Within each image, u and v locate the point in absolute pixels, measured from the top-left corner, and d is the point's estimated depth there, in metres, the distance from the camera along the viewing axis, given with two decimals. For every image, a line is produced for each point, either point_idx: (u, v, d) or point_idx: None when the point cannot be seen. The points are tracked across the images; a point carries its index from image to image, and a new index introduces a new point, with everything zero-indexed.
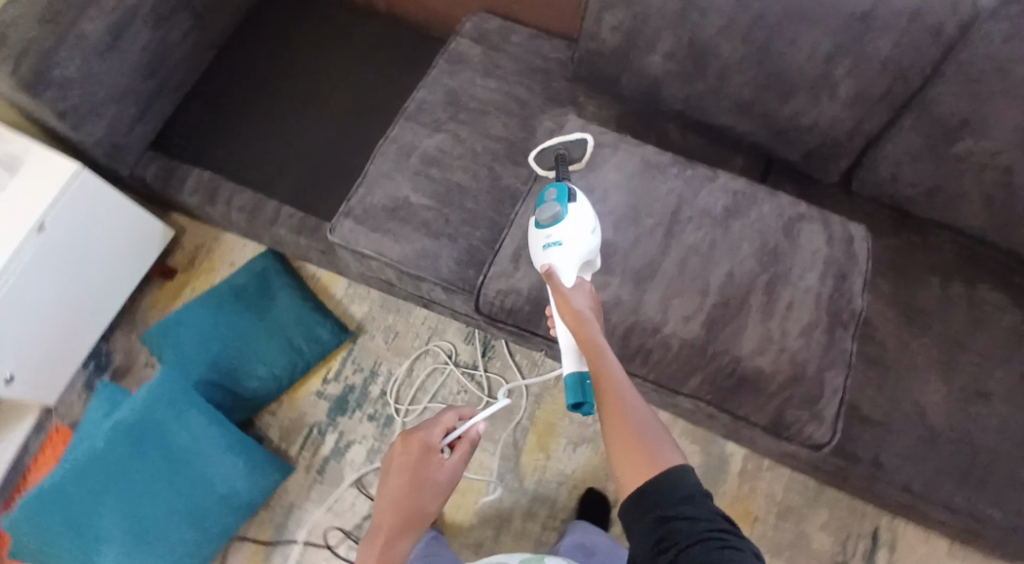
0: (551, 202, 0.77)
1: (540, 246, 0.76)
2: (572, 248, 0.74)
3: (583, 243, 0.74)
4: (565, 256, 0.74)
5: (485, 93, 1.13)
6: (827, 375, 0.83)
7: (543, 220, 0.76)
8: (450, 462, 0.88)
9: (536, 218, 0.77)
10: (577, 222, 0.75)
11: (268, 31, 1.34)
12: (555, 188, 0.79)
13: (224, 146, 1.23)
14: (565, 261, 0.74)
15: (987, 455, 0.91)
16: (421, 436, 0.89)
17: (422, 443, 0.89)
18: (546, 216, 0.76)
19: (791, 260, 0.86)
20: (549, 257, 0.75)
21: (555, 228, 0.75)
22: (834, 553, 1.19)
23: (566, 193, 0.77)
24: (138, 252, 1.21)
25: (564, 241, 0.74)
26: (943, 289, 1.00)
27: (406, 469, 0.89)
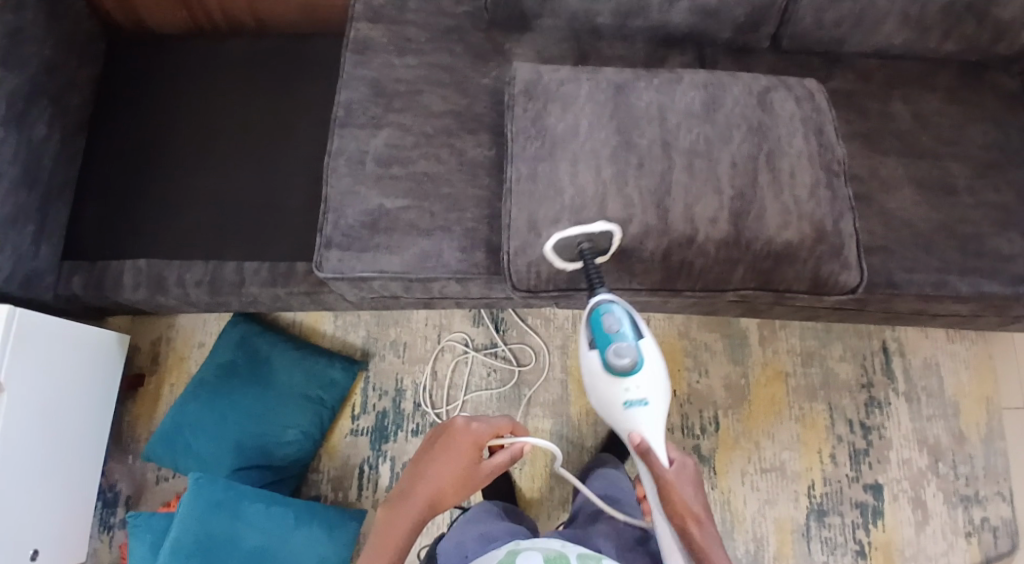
0: (620, 342, 0.82)
1: (621, 405, 0.84)
2: (657, 408, 0.83)
3: (661, 398, 0.84)
4: (650, 417, 0.83)
5: (409, 71, 1.06)
6: (843, 223, 0.88)
7: (620, 369, 0.82)
8: (491, 464, 0.87)
9: (609, 364, 0.82)
10: (649, 371, 0.84)
11: (135, 90, 1.19)
12: (619, 321, 0.82)
13: (144, 224, 1.11)
14: (654, 430, 0.84)
15: (971, 240, 1.02)
16: (475, 431, 0.86)
17: (473, 438, 0.86)
18: (624, 366, 0.82)
19: (777, 129, 0.90)
20: (638, 425, 0.84)
21: (635, 380, 0.83)
22: (858, 377, 1.33)
23: (635, 332, 0.83)
24: (102, 367, 1.09)
25: (647, 399, 0.83)
26: (887, 110, 1.09)
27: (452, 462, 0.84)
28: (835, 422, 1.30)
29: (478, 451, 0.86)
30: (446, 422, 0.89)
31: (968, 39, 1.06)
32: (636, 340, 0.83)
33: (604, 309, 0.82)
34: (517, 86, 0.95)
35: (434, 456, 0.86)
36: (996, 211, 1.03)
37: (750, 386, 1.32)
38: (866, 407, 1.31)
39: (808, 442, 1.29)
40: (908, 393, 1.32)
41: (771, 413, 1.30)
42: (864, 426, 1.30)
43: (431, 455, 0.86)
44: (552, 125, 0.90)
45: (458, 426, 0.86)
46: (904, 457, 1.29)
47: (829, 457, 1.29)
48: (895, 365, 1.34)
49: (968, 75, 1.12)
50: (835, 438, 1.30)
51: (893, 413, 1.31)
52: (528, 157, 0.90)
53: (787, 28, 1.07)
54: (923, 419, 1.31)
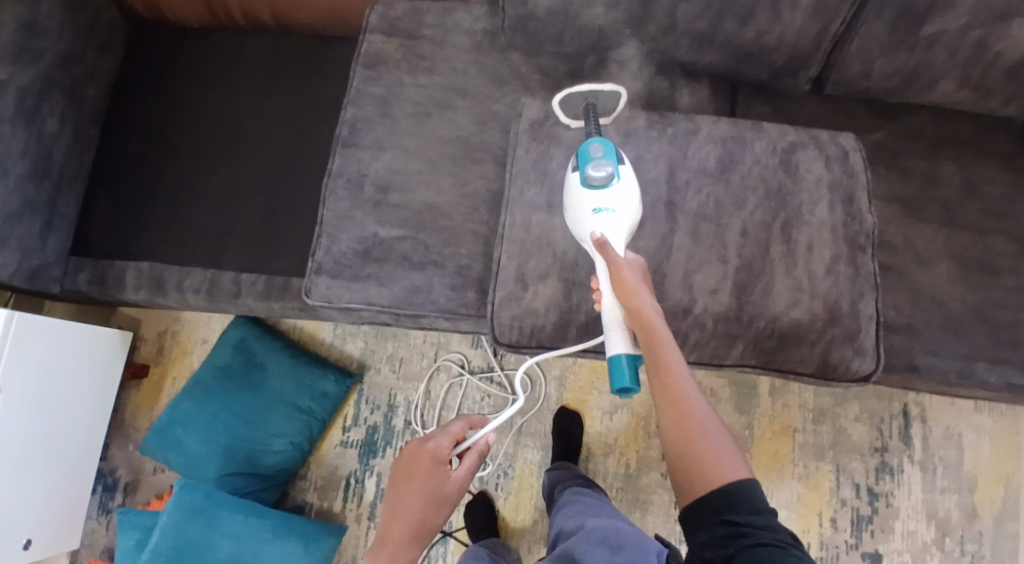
0: (602, 160, 0.75)
1: (586, 209, 0.74)
2: (626, 217, 0.73)
3: (632, 210, 0.74)
4: (617, 224, 0.73)
5: (420, 91, 1.02)
6: (860, 306, 0.81)
7: (595, 179, 0.74)
8: (459, 473, 0.85)
9: (586, 177, 0.74)
10: (627, 189, 0.75)
11: (152, 83, 1.19)
12: (603, 145, 0.76)
13: (149, 224, 1.11)
14: (617, 230, 0.73)
15: (1008, 326, 0.93)
16: (430, 450, 0.84)
17: (432, 456, 0.84)
18: (600, 178, 0.74)
19: (799, 195, 0.84)
20: (600, 225, 0.73)
21: (608, 191, 0.74)
22: (871, 440, 1.25)
23: (615, 154, 0.76)
24: (104, 361, 1.12)
25: (617, 208, 0.73)
26: (933, 170, 0.99)
27: (419, 490, 0.83)
28: (841, 485, 1.24)
29: (441, 467, 0.84)
30: (405, 447, 0.87)
31: None
32: (619, 166, 0.76)
33: (591, 140, 0.77)
34: (524, 124, 0.90)
35: (401, 490, 0.84)
36: None
37: (754, 438, 1.26)
38: (876, 472, 1.24)
39: (809, 504, 1.23)
40: (923, 462, 1.25)
41: (772, 469, 1.25)
42: (872, 492, 1.24)
43: (399, 487, 0.85)
44: (555, 173, 0.86)
45: (410, 449, 0.84)
46: (910, 528, 1.22)
47: (830, 521, 1.23)
48: (914, 432, 1.26)
49: None
50: (839, 501, 1.23)
51: (905, 481, 1.24)
52: (526, 204, 0.85)
53: (831, 73, 0.98)
54: (936, 491, 1.23)
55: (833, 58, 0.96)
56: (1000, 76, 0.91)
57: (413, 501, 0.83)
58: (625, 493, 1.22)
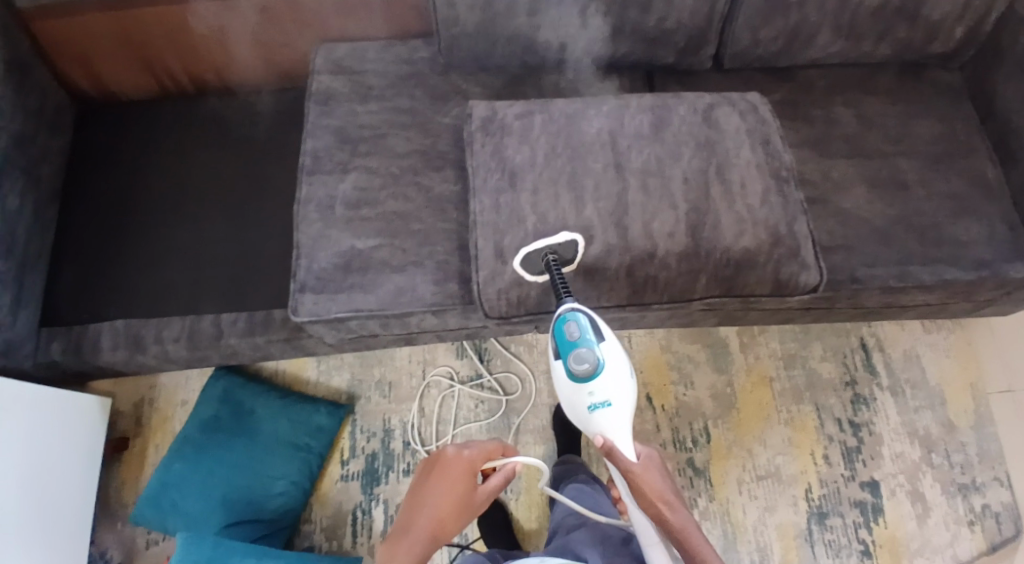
0: (582, 351, 0.77)
1: (584, 408, 0.79)
2: (623, 408, 0.78)
3: (627, 396, 0.78)
4: (618, 417, 0.78)
5: (372, 117, 1.10)
6: (797, 226, 0.91)
7: (581, 373, 0.78)
8: (487, 486, 0.85)
9: (570, 372, 0.78)
10: (614, 372, 0.78)
11: (106, 157, 1.22)
12: (578, 327, 0.78)
13: (120, 287, 1.13)
14: (620, 428, 0.78)
15: (928, 231, 1.05)
16: (466, 458, 0.84)
17: (465, 464, 0.84)
18: (585, 371, 0.77)
19: (725, 143, 0.95)
20: (602, 425, 0.78)
21: (598, 384, 0.78)
22: (841, 375, 1.34)
23: (594, 336, 0.79)
24: (84, 433, 1.09)
25: (612, 400, 0.78)
26: (832, 115, 1.14)
27: (449, 490, 0.82)
28: (824, 422, 1.31)
29: (472, 476, 0.84)
30: (440, 449, 0.87)
31: (903, 41, 1.11)
32: (599, 345, 0.78)
33: (562, 320, 0.79)
34: (475, 123, 0.99)
35: (430, 488, 0.83)
36: (947, 201, 1.07)
37: (737, 394, 1.33)
38: (854, 405, 1.33)
39: (801, 445, 1.30)
40: (892, 386, 1.34)
41: (760, 420, 1.31)
42: (854, 423, 1.31)
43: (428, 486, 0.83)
44: (510, 157, 0.94)
45: (449, 450, 0.85)
46: (897, 451, 1.30)
47: (823, 458, 1.29)
48: (876, 360, 1.36)
49: (908, 76, 1.18)
50: (826, 438, 1.30)
51: (880, 407, 1.33)
52: (489, 188, 0.93)
53: (728, 47, 1.13)
54: (912, 411, 1.32)
55: (727, 35, 1.11)
56: (866, 23, 1.07)
57: (443, 499, 0.81)
58: None
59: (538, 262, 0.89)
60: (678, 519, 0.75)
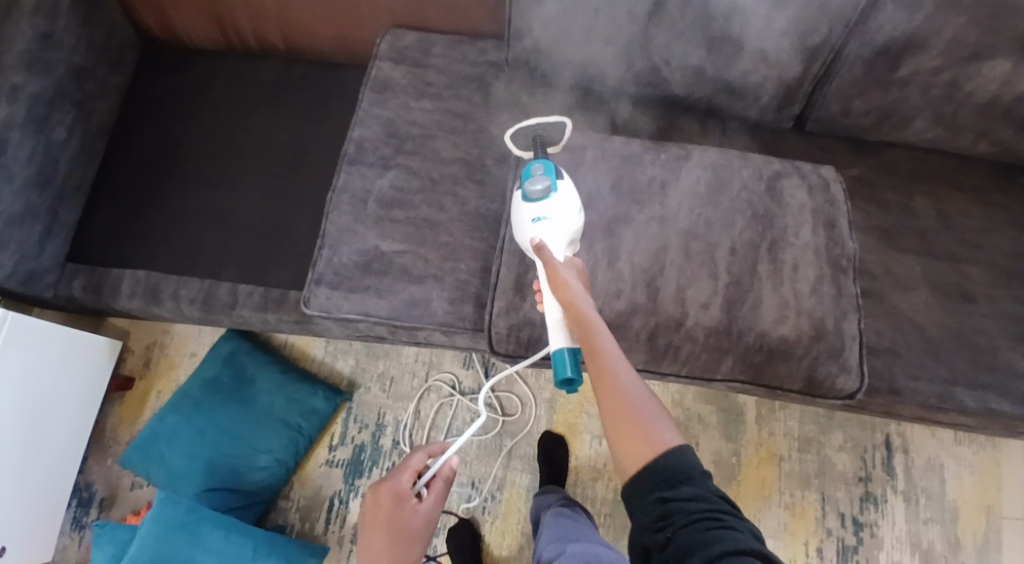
0: (540, 175, 0.75)
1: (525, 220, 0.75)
2: (565, 223, 0.74)
3: (572, 220, 0.74)
4: (556, 226, 0.73)
5: (425, 114, 1.06)
6: (845, 324, 0.84)
7: (532, 194, 0.74)
8: (426, 506, 0.88)
9: (524, 191, 0.74)
10: (566, 199, 0.74)
11: (160, 99, 1.22)
12: (542, 163, 0.76)
13: (150, 234, 1.13)
14: (556, 235, 0.74)
15: (985, 352, 0.97)
16: (390, 486, 0.88)
17: (392, 492, 0.88)
18: (536, 191, 0.74)
19: (784, 220, 0.88)
20: (540, 232, 0.74)
21: (546, 203, 0.74)
22: (856, 469, 1.27)
23: (553, 170, 0.76)
24: (90, 370, 1.11)
25: (553, 215, 0.73)
26: (909, 203, 1.05)
27: (382, 527, 0.86)
28: (826, 514, 1.25)
29: (405, 501, 0.87)
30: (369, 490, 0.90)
31: (1008, 141, 1.01)
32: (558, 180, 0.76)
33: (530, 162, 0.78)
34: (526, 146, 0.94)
35: (368, 530, 0.86)
36: (1016, 323, 0.98)
37: (740, 466, 1.28)
38: (861, 502, 1.26)
39: (795, 533, 1.24)
40: (906, 492, 1.27)
41: (758, 498, 1.26)
42: (857, 522, 1.25)
43: (365, 530, 0.87)
44: None
45: (369, 491, 0.89)
46: (895, 559, 1.23)
47: (816, 551, 1.23)
48: (896, 462, 1.28)
49: (1003, 176, 1.08)
50: (825, 531, 1.24)
51: (889, 511, 1.26)
52: None
53: (811, 111, 1.05)
54: (920, 522, 1.25)
55: (814, 98, 1.03)
56: (970, 115, 0.98)
57: (383, 537, 0.85)
58: (614, 518, 1.21)
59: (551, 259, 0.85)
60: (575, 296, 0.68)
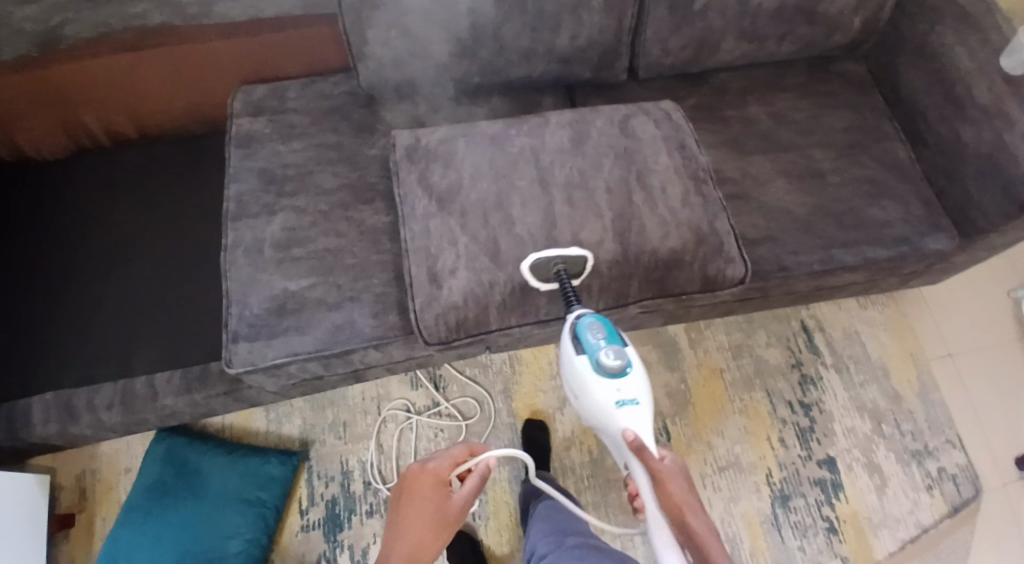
0: (610, 345, 0.80)
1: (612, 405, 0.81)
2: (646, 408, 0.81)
3: (649, 399, 0.82)
4: (640, 417, 0.80)
5: (296, 155, 1.08)
6: (719, 222, 0.94)
7: (611, 367, 0.79)
8: (461, 492, 0.88)
9: (598, 364, 0.80)
10: (637, 374, 0.82)
11: (22, 217, 1.17)
12: (603, 324, 0.81)
13: (48, 352, 1.08)
14: (644, 426, 0.81)
15: (848, 214, 1.10)
16: (431, 470, 0.90)
17: (433, 475, 0.89)
18: (614, 367, 0.79)
19: (643, 151, 0.97)
20: (630, 421, 0.80)
21: (624, 382, 0.80)
22: (787, 358, 1.39)
23: (618, 336, 0.82)
24: (25, 508, 1.04)
25: (638, 399, 0.81)
26: (745, 112, 1.18)
27: (417, 505, 0.86)
28: (776, 406, 1.35)
29: (441, 486, 0.89)
30: (404, 475, 0.92)
31: (805, 38, 1.16)
32: (626, 346, 0.82)
33: (586, 319, 0.82)
34: (399, 152, 0.99)
35: (403, 512, 0.86)
36: (862, 183, 1.12)
37: (692, 390, 1.35)
38: (802, 385, 1.37)
39: (756, 432, 1.33)
40: (836, 364, 1.39)
41: (715, 412, 1.34)
42: (804, 403, 1.35)
43: (400, 515, 0.87)
44: (437, 183, 0.94)
45: (409, 473, 0.90)
46: (848, 426, 1.34)
47: (779, 442, 1.32)
48: (819, 341, 1.41)
49: (813, 69, 1.24)
50: (780, 421, 1.34)
51: (827, 385, 1.37)
52: (419, 216, 0.93)
53: (640, 57, 1.15)
54: (857, 386, 1.37)
55: (638, 45, 1.14)
56: (767, 24, 1.11)
57: (418, 517, 0.85)
58: (597, 479, 1.23)
59: (475, 262, 0.89)
60: (695, 523, 0.75)
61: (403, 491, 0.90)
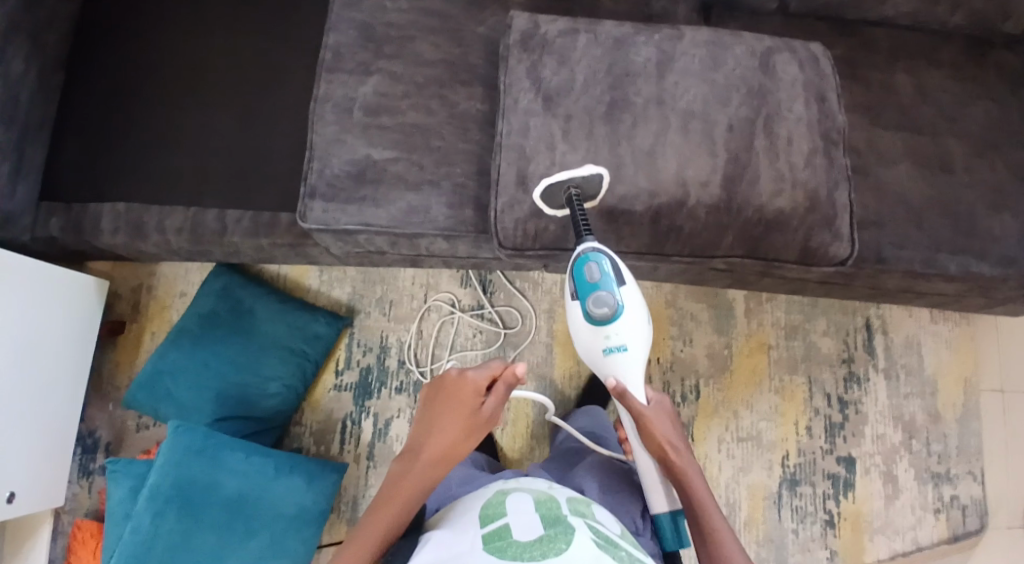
0: (602, 295, 0.80)
1: (600, 350, 0.83)
2: (637, 354, 0.82)
3: (642, 339, 0.82)
4: (628, 364, 0.82)
5: (402, 15, 1.02)
6: (836, 194, 0.86)
7: (601, 319, 0.81)
8: (494, 404, 0.81)
9: (589, 314, 0.81)
10: (630, 318, 0.81)
11: (117, 20, 1.14)
12: (598, 269, 0.79)
13: (125, 166, 1.08)
14: (632, 372, 0.83)
15: (964, 221, 1.01)
16: (471, 379, 0.81)
17: (471, 386, 0.81)
18: (603, 317, 0.80)
19: (778, 94, 0.88)
20: (617, 368, 0.83)
21: (615, 329, 0.81)
22: (839, 352, 1.34)
23: (614, 277, 0.80)
24: (81, 313, 1.09)
25: (627, 345, 0.81)
26: (888, 80, 1.07)
27: (452, 410, 0.80)
28: (814, 395, 1.32)
29: (480, 397, 0.80)
30: (442, 374, 0.83)
31: (978, 15, 1.04)
32: (619, 289, 0.80)
33: (580, 263, 0.80)
34: (513, 37, 0.90)
35: (439, 411, 0.81)
36: (991, 191, 1.03)
37: (733, 357, 1.33)
38: (846, 382, 1.33)
39: (786, 414, 1.32)
40: (887, 369, 1.34)
41: (750, 385, 1.32)
42: (842, 400, 1.32)
43: (434, 411, 0.81)
44: (546, 80, 0.87)
45: (447, 373, 0.82)
46: (879, 432, 1.32)
47: (806, 429, 1.31)
48: (877, 342, 1.35)
49: (978, 51, 1.10)
50: (813, 410, 1.32)
51: (872, 388, 1.33)
52: (522, 110, 0.87)
53: None
54: (901, 396, 1.34)
55: None
56: None
57: (452, 422, 0.79)
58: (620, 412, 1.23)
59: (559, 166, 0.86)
60: (662, 434, 0.81)
61: (441, 389, 0.82)
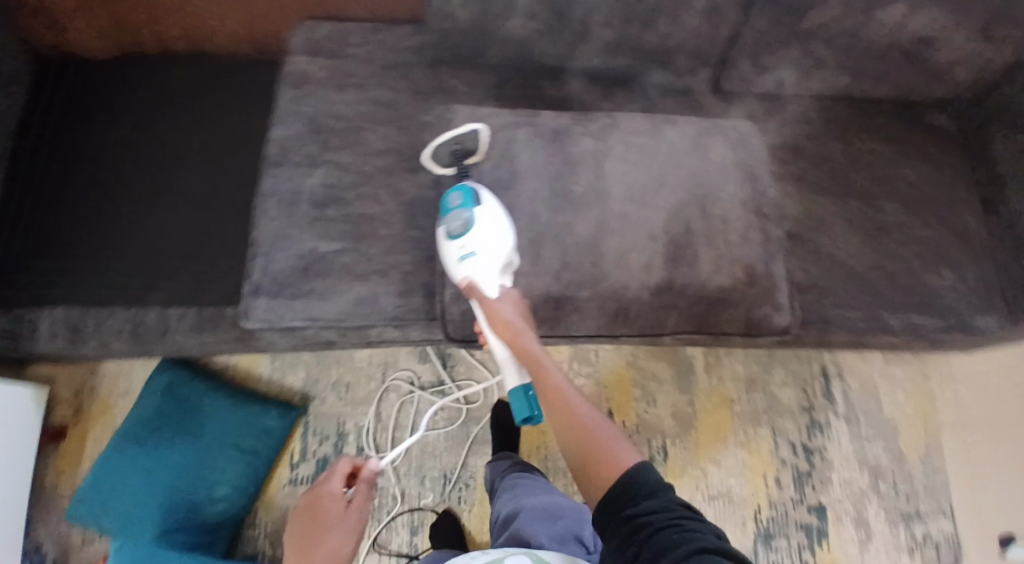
0: (460, 210, 0.80)
1: (454, 259, 0.79)
2: (491, 255, 0.78)
3: (499, 248, 0.78)
4: (482, 265, 0.77)
5: (347, 107, 1.03)
6: (775, 265, 0.89)
7: (456, 230, 0.79)
8: (357, 500, 0.89)
9: (447, 229, 0.80)
10: (489, 228, 0.79)
11: (56, 118, 1.13)
12: (460, 194, 0.81)
13: (64, 269, 1.05)
14: (485, 270, 0.78)
15: (901, 277, 1.04)
16: (326, 488, 0.90)
17: (329, 494, 0.89)
18: (460, 227, 0.79)
19: (713, 174, 0.90)
20: (468, 270, 0.78)
21: (469, 237, 0.78)
22: (800, 401, 1.36)
23: (472, 199, 0.81)
24: (19, 425, 1.05)
25: (479, 250, 0.78)
26: (820, 145, 1.11)
27: (321, 527, 0.85)
28: (778, 446, 1.33)
29: (340, 500, 0.88)
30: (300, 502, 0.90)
31: (898, 82, 1.09)
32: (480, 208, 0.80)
33: (448, 192, 0.83)
34: (455, 130, 0.92)
35: (310, 530, 0.86)
36: (924, 246, 1.06)
37: (697, 415, 1.34)
38: (809, 430, 1.35)
39: (754, 468, 1.32)
40: (847, 414, 1.36)
41: (715, 442, 1.32)
42: (807, 449, 1.34)
43: (305, 535, 0.85)
44: (489, 171, 0.89)
45: (304, 498, 0.90)
46: (846, 477, 1.33)
47: (774, 482, 1.31)
48: (835, 388, 1.38)
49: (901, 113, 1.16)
50: (779, 462, 1.32)
51: (834, 434, 1.35)
52: None
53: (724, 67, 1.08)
54: (863, 440, 1.35)
55: (728, 53, 1.06)
56: (865, 57, 1.04)
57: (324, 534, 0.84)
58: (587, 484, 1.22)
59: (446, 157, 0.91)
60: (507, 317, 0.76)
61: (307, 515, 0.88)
